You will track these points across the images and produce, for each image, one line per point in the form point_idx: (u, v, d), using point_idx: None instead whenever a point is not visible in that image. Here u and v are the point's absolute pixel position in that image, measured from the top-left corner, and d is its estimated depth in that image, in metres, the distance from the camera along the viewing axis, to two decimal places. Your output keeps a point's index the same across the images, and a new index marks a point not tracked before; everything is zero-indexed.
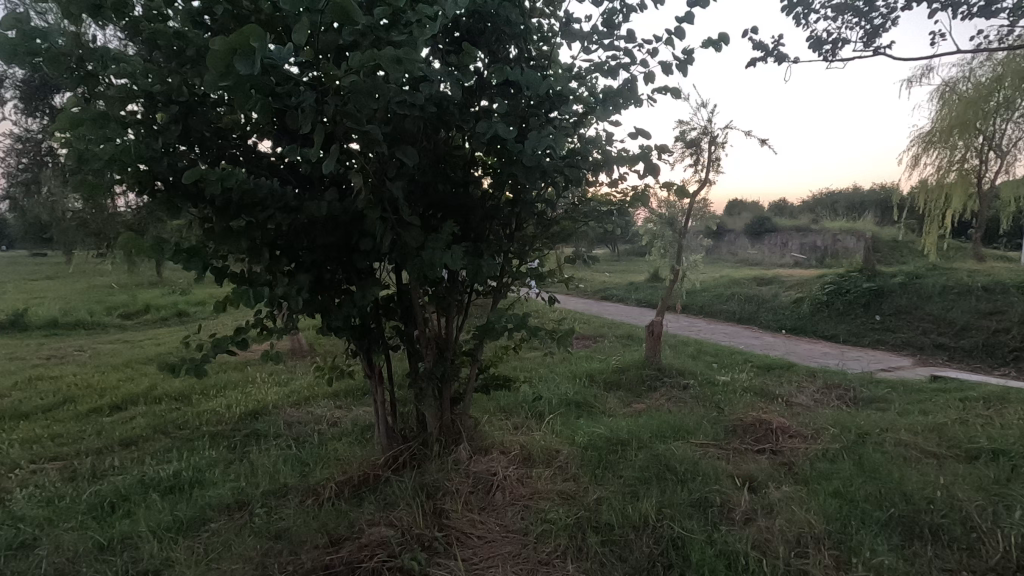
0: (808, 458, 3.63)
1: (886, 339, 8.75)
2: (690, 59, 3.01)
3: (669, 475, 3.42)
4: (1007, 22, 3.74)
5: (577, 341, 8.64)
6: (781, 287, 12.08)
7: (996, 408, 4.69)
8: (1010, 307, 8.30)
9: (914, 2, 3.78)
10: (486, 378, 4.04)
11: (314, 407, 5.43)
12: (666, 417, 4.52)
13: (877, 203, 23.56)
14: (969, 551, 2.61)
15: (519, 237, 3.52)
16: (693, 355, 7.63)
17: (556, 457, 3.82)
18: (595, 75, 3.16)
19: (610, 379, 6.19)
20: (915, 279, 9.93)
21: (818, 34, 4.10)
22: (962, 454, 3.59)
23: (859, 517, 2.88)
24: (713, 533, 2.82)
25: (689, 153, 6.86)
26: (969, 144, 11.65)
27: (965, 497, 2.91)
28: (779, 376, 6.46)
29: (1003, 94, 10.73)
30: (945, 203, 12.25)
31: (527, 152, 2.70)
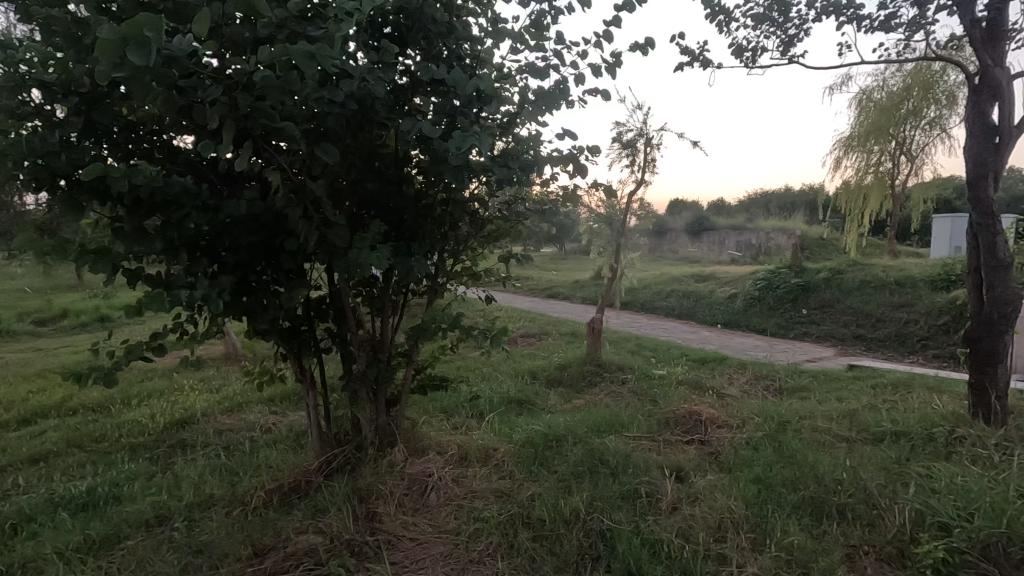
0: (733, 447, 3.80)
1: (811, 331, 9.29)
2: (618, 62, 3.08)
3: (602, 468, 3.50)
4: (904, 37, 4.03)
5: (522, 339, 8.72)
6: (717, 283, 12.59)
7: (902, 393, 5.07)
8: (919, 299, 8.96)
9: (824, 14, 4.01)
10: (423, 380, 4.01)
11: (247, 413, 5.23)
12: (602, 411, 4.62)
13: (807, 204, 24.97)
14: (870, 527, 2.81)
15: (453, 236, 3.51)
16: (632, 350, 7.85)
17: (493, 456, 3.83)
18: (525, 75, 3.19)
19: (551, 376, 6.27)
20: (837, 274, 10.59)
21: (738, 42, 4.29)
22: (870, 437, 3.85)
23: (776, 500, 3.04)
24: (640, 523, 2.91)
25: (625, 154, 7.05)
26: (883, 148, 12.52)
27: (867, 476, 3.13)
28: (712, 368, 6.73)
29: (912, 103, 11.86)
30: (864, 203, 13.11)
31: (455, 152, 2.69)
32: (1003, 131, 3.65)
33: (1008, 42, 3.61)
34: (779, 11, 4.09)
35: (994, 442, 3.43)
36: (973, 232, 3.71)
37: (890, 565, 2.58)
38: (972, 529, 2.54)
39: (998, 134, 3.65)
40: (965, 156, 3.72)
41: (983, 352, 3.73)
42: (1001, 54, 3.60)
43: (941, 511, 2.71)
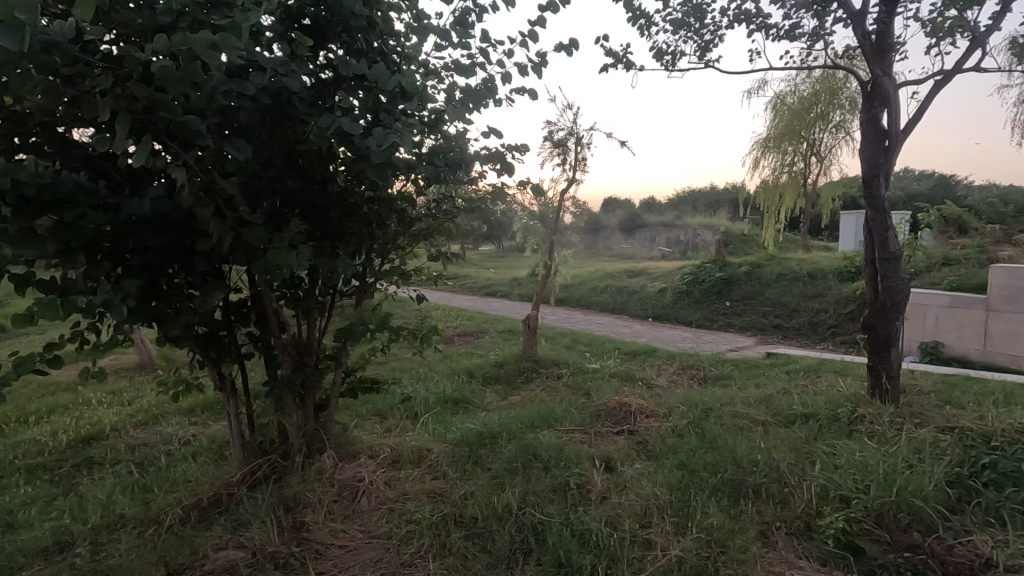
0: (660, 435, 3.95)
1: (734, 322, 9.82)
2: (543, 62, 3.12)
3: (535, 463, 3.54)
4: (807, 45, 4.32)
5: (459, 338, 8.68)
6: (648, 279, 13.04)
7: (812, 377, 5.45)
8: (828, 290, 9.66)
9: (736, 22, 4.24)
10: (353, 382, 3.91)
11: (164, 425, 4.90)
12: (536, 407, 4.67)
13: (730, 202, 26.35)
14: (782, 503, 3.00)
15: (380, 235, 3.43)
16: (568, 345, 8.00)
17: (427, 457, 3.78)
18: (451, 73, 3.16)
19: (488, 374, 6.27)
20: (756, 268, 11.24)
21: (659, 46, 4.45)
22: (784, 419, 4.11)
23: (697, 484, 3.19)
24: (571, 514, 2.98)
25: (556, 152, 7.15)
26: (796, 149, 13.40)
27: (779, 456, 3.33)
28: (642, 361, 6.96)
29: (820, 107, 12.82)
30: (779, 201, 13.98)
31: (376, 149, 2.63)
32: (892, 135, 3.99)
33: (894, 54, 3.95)
34: (695, 18, 4.28)
35: (888, 418, 3.75)
36: (869, 227, 4.03)
37: (799, 538, 2.77)
38: (869, 499, 2.78)
39: (888, 138, 3.99)
40: (861, 157, 4.03)
41: (879, 336, 4.07)
42: (890, 64, 3.93)
43: (843, 485, 2.93)
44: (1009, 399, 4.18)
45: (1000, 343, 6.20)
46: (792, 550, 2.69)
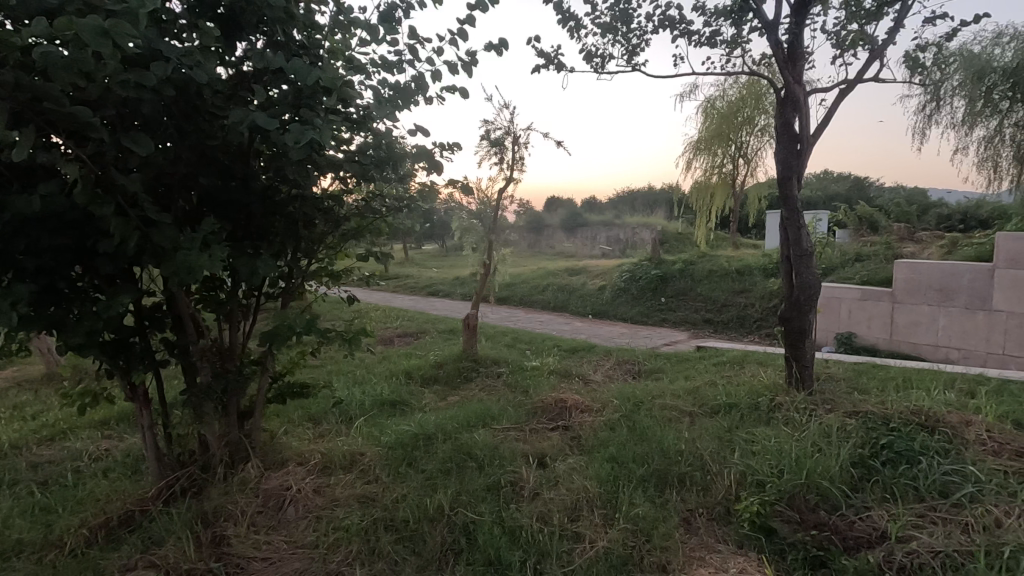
0: (593, 430, 4.02)
1: (668, 318, 10.18)
2: (474, 61, 3.10)
3: (469, 463, 3.54)
4: (725, 53, 4.52)
5: (399, 339, 8.54)
6: (588, 276, 13.29)
7: (737, 368, 5.73)
8: (754, 285, 10.18)
9: (660, 27, 4.38)
10: (281, 388, 3.76)
11: (72, 440, 4.54)
12: (473, 407, 4.66)
13: (667, 202, 27.29)
14: (703, 490, 3.14)
15: (305, 235, 3.31)
16: (508, 344, 8.04)
17: (359, 462, 3.69)
18: (379, 69, 3.10)
19: (427, 375, 6.20)
20: (689, 265, 11.70)
21: (588, 48, 4.54)
22: (710, 410, 4.29)
23: (625, 475, 3.29)
24: (503, 512, 3.00)
25: (494, 152, 7.17)
26: (725, 152, 14.01)
27: (702, 445, 3.47)
28: (580, 357, 7.09)
29: (746, 112, 13.49)
30: (711, 200, 14.58)
31: (294, 146, 2.53)
32: (803, 138, 4.25)
33: (804, 63, 4.20)
34: (621, 22, 4.39)
35: (802, 405, 3.99)
36: (783, 226, 4.29)
37: (718, 523, 2.92)
38: (782, 483, 2.94)
39: (800, 141, 4.25)
40: (776, 159, 4.27)
41: (794, 328, 4.33)
42: (801, 72, 4.18)
43: (758, 470, 3.09)
44: (908, 384, 4.53)
45: (904, 332, 6.73)
46: (711, 535, 2.83)
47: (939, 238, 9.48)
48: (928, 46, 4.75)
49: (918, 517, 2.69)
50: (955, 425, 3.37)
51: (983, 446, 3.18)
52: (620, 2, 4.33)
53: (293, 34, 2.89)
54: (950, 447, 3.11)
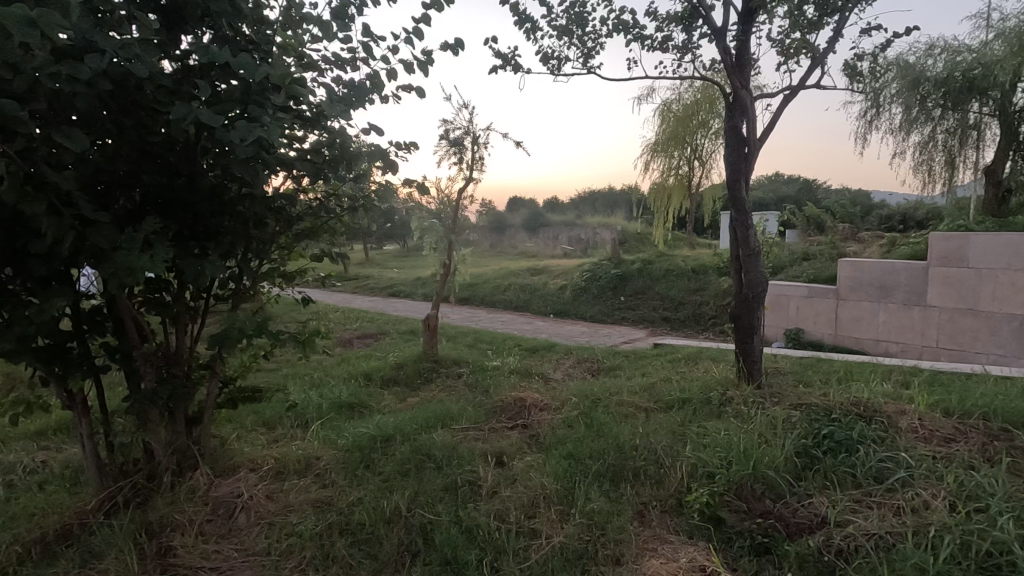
0: (551, 428, 4.06)
1: (628, 316, 10.37)
2: (430, 60, 3.09)
3: (427, 463, 3.52)
4: (677, 58, 4.65)
5: (358, 340, 8.41)
6: (549, 276, 13.39)
7: (692, 365, 5.89)
8: (709, 284, 10.48)
9: (614, 31, 4.47)
10: (232, 393, 3.65)
11: (5, 452, 4.29)
12: (432, 407, 4.63)
13: (627, 203, 27.79)
14: (657, 482, 3.23)
15: (256, 235, 3.23)
16: (469, 344, 8.03)
17: (314, 466, 3.62)
18: (332, 66, 3.05)
19: (387, 377, 6.12)
20: (648, 265, 11.95)
21: (544, 50, 4.59)
22: (665, 406, 4.40)
23: (581, 471, 3.34)
24: (461, 512, 3.01)
25: (453, 151, 7.14)
26: (681, 154, 14.37)
27: (657, 439, 3.56)
28: (541, 356, 7.13)
29: (701, 116, 13.90)
30: (668, 201, 14.93)
31: (241, 143, 2.47)
32: (751, 142, 4.41)
33: (750, 69, 4.37)
34: (576, 25, 4.46)
35: (751, 398, 4.14)
36: (732, 226, 4.44)
37: (670, 514, 3.00)
38: (730, 474, 3.05)
39: (747, 145, 4.41)
40: (725, 161, 4.42)
41: (744, 325, 4.48)
42: (747, 78, 4.33)
43: (709, 462, 3.19)
44: (849, 377, 4.75)
45: (847, 327, 7.07)
46: (663, 527, 2.91)
47: (879, 238, 9.99)
48: (865, 57, 5.01)
49: (855, 502, 2.83)
50: (890, 414, 3.56)
51: (914, 433, 3.36)
52: (575, 6, 4.39)
53: (241, 28, 2.83)
54: (885, 435, 3.27)
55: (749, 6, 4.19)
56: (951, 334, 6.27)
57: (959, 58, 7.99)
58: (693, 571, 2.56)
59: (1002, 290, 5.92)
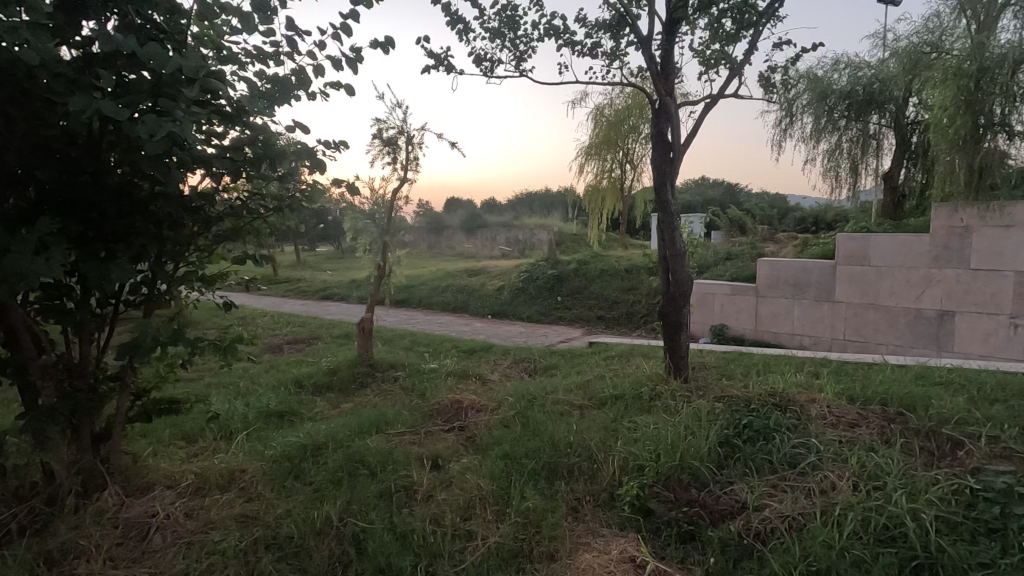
0: (488, 429, 4.06)
1: (564, 316, 10.55)
2: (360, 57, 3.00)
3: (361, 470, 3.44)
4: (606, 64, 4.78)
5: (289, 346, 8.09)
6: (487, 277, 13.40)
7: (625, 362, 6.08)
8: (641, 283, 10.85)
9: (545, 36, 4.53)
10: (146, 406, 3.41)
11: None
12: (367, 413, 4.52)
13: (563, 204, 28.28)
14: (591, 477, 3.31)
15: (172, 236, 3.03)
16: (405, 347, 7.89)
17: (239, 479, 3.44)
18: (254, 61, 2.91)
19: (319, 384, 5.90)
20: (583, 265, 12.22)
21: (477, 52, 4.59)
22: (599, 402, 4.51)
23: (517, 470, 3.37)
24: (394, 517, 2.97)
25: (386, 152, 7.01)
26: (613, 158, 14.80)
27: (590, 435, 3.65)
28: (479, 358, 7.13)
29: (631, 121, 14.38)
30: (602, 203, 15.33)
31: (150, 139, 2.31)
32: (675, 147, 4.61)
33: (674, 78, 4.56)
34: (508, 29, 4.49)
35: (679, 393, 4.32)
36: (659, 228, 4.62)
37: (603, 507, 3.09)
38: (659, 466, 3.18)
39: (672, 150, 4.60)
40: (652, 165, 4.60)
41: (671, 322, 4.67)
42: (672, 86, 4.52)
43: (639, 455, 3.30)
44: (767, 369, 5.06)
45: (766, 323, 7.53)
46: (596, 520, 2.99)
47: (794, 239, 10.70)
48: (777, 70, 5.36)
49: (771, 486, 3.02)
50: (802, 403, 3.82)
51: (823, 420, 3.62)
52: (506, 9, 4.42)
53: (151, 15, 2.66)
54: (798, 423, 3.50)
55: (672, 18, 4.39)
56: (857, 327, 6.81)
57: (860, 73, 8.74)
58: (624, 562, 2.64)
59: (898, 286, 6.49)
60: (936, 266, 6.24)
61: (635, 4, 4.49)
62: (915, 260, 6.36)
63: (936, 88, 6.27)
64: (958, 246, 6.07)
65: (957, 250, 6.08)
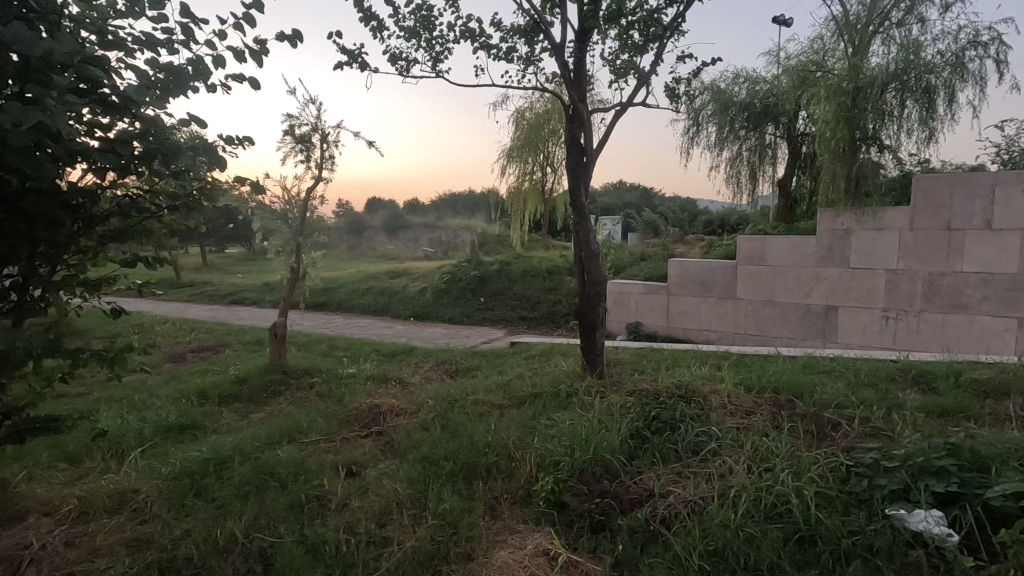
0: (406, 433, 4.00)
1: (487, 317, 10.61)
2: (264, 50, 2.84)
3: (270, 482, 3.29)
4: (521, 68, 4.86)
5: (193, 354, 7.55)
6: (409, 279, 13.19)
7: (545, 361, 6.20)
8: (562, 283, 11.12)
9: (461, 38, 4.54)
10: (18, 425, 3.05)
11: None
12: (278, 422, 4.31)
13: (487, 205, 28.39)
14: (508, 475, 3.35)
15: (47, 236, 2.75)
16: (323, 352, 7.61)
17: (131, 500, 3.19)
18: (145, 48, 2.69)
19: (225, 393, 5.55)
20: (506, 266, 12.34)
21: (392, 50, 4.52)
22: (518, 401, 4.58)
23: (435, 473, 3.36)
24: (305, 529, 2.89)
25: (298, 149, 6.73)
26: (534, 161, 15.05)
27: (508, 434, 3.69)
28: (400, 361, 7.01)
29: (551, 125, 14.69)
30: (524, 205, 15.54)
31: (14, 129, 2.09)
32: (588, 152, 4.78)
33: (586, 85, 4.72)
34: (423, 29, 4.46)
35: (594, 389, 4.48)
36: (574, 230, 4.76)
37: (520, 504, 3.15)
38: (573, 460, 3.29)
39: (585, 155, 4.76)
40: (566, 169, 4.74)
41: (587, 321, 4.82)
42: (584, 93, 4.68)
43: (555, 451, 3.38)
44: (675, 364, 5.35)
45: (676, 319, 7.97)
46: (513, 517, 3.05)
47: (701, 240, 11.40)
48: (682, 81, 5.69)
49: (676, 473, 3.21)
50: (705, 395, 4.08)
51: (723, 409, 3.89)
52: (421, 8, 4.39)
53: None
54: (701, 412, 3.73)
55: (583, 27, 4.54)
56: (756, 322, 7.36)
57: (757, 87, 9.49)
58: (539, 555, 2.70)
59: (790, 284, 7.08)
60: (821, 265, 6.87)
61: (549, 11, 4.61)
62: (804, 260, 6.98)
63: (820, 104, 6.91)
64: (840, 247, 6.74)
65: (838, 251, 6.74)
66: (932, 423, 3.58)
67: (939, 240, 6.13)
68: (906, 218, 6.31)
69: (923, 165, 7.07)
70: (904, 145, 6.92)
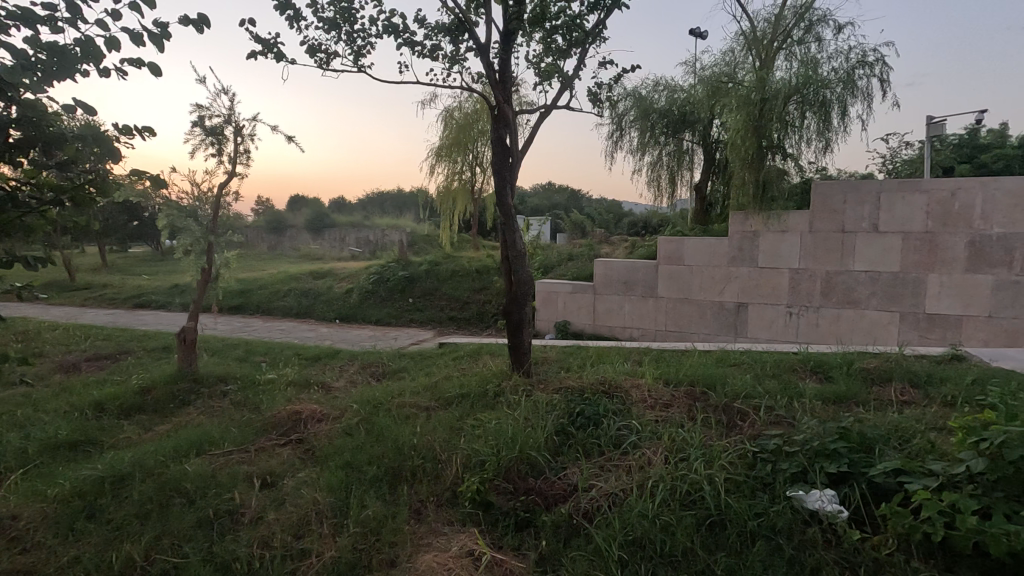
0: (328, 439, 3.85)
1: (416, 318, 10.45)
2: (167, 34, 2.61)
3: (176, 498, 3.07)
4: (446, 67, 4.82)
5: (89, 363, 6.92)
6: (334, 280, 12.74)
7: (473, 361, 6.19)
8: (491, 283, 11.14)
9: (383, 32, 4.44)
10: None
11: None
12: (186, 433, 4.02)
13: (417, 204, 27.95)
14: (434, 478, 3.31)
15: None
16: (239, 357, 7.20)
17: (10, 528, 2.91)
18: (22, 24, 2.40)
19: (127, 404, 5.12)
20: (435, 266, 12.21)
21: (311, 41, 4.35)
22: (445, 402, 4.54)
23: (357, 479, 3.26)
24: (214, 547, 2.73)
25: (209, 142, 6.30)
26: (463, 160, 14.98)
27: (434, 435, 3.64)
28: (323, 365, 6.75)
29: (480, 125, 14.68)
30: (453, 205, 15.43)
31: None
32: (513, 153, 4.81)
33: (512, 87, 4.75)
34: (344, 20, 4.32)
35: (521, 388, 4.52)
36: (501, 230, 4.77)
37: (445, 506, 3.13)
38: (499, 459, 3.29)
39: (510, 155, 4.78)
40: (492, 169, 4.74)
41: (514, 321, 4.84)
42: (509, 94, 4.70)
43: (481, 451, 3.37)
44: (600, 360, 5.51)
45: (602, 317, 8.21)
46: (437, 520, 3.02)
47: (626, 241, 11.80)
48: (604, 87, 5.88)
49: (598, 467, 3.29)
50: (627, 390, 4.22)
51: (644, 403, 4.04)
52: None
53: None
54: (623, 407, 3.85)
55: (508, 29, 4.56)
56: (675, 319, 7.71)
57: (675, 95, 9.96)
58: (463, 556, 2.69)
59: (705, 282, 7.48)
60: (733, 264, 7.31)
61: (474, 10, 4.59)
62: (718, 260, 7.40)
63: (731, 113, 7.34)
64: (749, 248, 7.21)
65: (748, 251, 7.20)
66: (827, 409, 3.91)
67: (833, 242, 6.71)
68: (806, 221, 6.84)
69: (820, 172, 7.69)
70: (804, 154, 7.49)
